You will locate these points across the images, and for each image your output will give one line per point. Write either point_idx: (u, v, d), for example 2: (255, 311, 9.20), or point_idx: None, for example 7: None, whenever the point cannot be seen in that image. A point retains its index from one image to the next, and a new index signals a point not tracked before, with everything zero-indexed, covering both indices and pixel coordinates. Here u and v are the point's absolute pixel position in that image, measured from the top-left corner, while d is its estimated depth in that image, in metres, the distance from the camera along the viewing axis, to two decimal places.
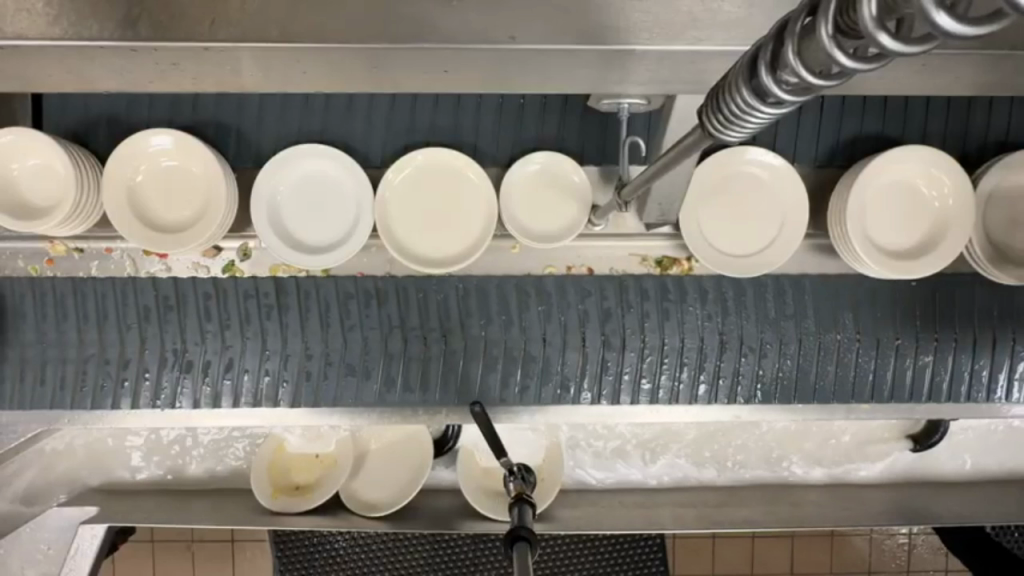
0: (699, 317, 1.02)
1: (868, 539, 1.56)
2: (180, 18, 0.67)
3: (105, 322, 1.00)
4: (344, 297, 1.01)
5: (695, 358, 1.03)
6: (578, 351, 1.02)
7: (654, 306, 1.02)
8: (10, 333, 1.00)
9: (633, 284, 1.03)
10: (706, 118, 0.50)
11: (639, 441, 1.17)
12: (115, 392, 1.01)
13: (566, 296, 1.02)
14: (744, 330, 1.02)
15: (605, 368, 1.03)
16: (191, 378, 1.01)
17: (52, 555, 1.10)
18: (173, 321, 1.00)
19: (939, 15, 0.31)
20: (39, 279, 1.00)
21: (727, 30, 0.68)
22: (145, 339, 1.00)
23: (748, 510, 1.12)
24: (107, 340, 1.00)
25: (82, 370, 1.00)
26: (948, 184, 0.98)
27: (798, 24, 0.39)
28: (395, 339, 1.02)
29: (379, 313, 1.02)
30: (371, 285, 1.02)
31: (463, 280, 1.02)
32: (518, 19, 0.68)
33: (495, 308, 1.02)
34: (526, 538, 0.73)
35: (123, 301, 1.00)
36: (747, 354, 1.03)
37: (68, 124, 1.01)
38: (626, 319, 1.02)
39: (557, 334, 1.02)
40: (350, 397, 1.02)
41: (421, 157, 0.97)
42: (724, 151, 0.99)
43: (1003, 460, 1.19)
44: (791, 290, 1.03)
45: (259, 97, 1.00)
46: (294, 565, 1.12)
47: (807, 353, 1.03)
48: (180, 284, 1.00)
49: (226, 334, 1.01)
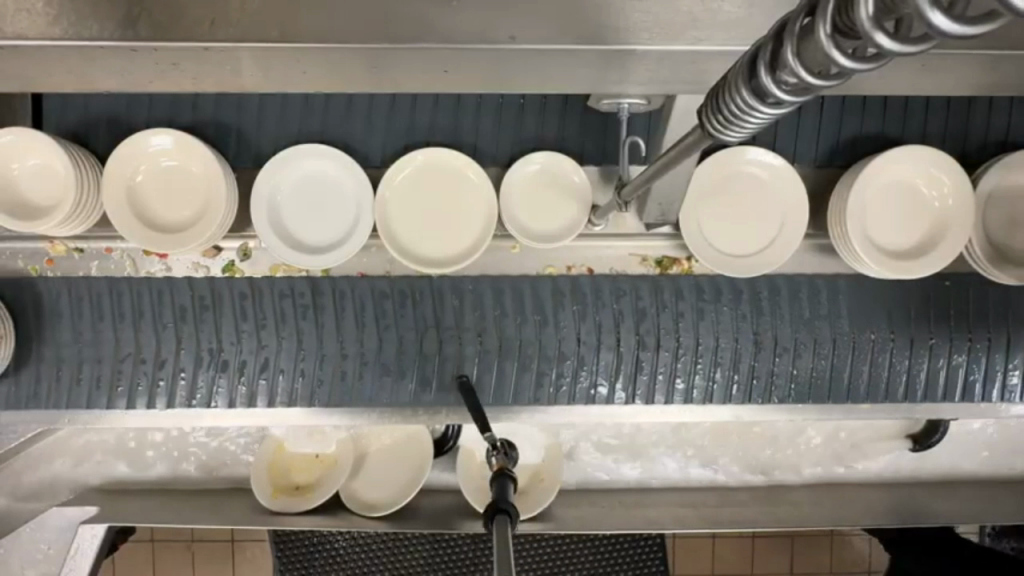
0: (734, 316, 1.03)
1: (868, 540, 1.57)
2: (181, 18, 0.67)
3: (142, 320, 1.01)
4: (379, 297, 1.02)
5: (730, 359, 1.03)
6: (613, 351, 1.02)
7: (689, 306, 1.03)
8: (46, 333, 1.01)
9: (667, 285, 1.03)
10: (706, 118, 0.50)
11: (639, 441, 1.17)
12: (152, 391, 1.02)
13: (601, 295, 1.03)
14: (778, 329, 1.03)
15: (639, 368, 1.03)
16: (226, 377, 1.02)
17: (52, 555, 1.11)
18: (209, 321, 1.01)
19: (935, 14, 0.31)
20: (75, 279, 1.01)
21: (727, 30, 0.68)
22: (182, 339, 1.01)
23: (748, 510, 1.12)
24: (143, 339, 1.01)
25: (119, 369, 1.01)
26: (948, 184, 0.98)
27: (798, 24, 0.39)
28: (430, 339, 1.02)
29: (415, 313, 1.02)
30: (407, 285, 1.02)
31: (498, 281, 1.02)
32: (517, 19, 0.68)
33: (530, 308, 1.02)
34: (506, 518, 0.69)
35: (159, 301, 1.01)
36: (781, 353, 1.03)
37: (68, 124, 1.01)
38: (660, 318, 1.03)
39: (592, 334, 1.02)
40: (388, 397, 1.02)
41: (421, 156, 0.97)
42: (724, 151, 0.99)
43: (1003, 460, 1.19)
44: (814, 290, 1.03)
45: (259, 96, 1.00)
46: (294, 565, 1.12)
47: (840, 352, 1.04)
48: (216, 283, 1.01)
49: (263, 334, 1.01)
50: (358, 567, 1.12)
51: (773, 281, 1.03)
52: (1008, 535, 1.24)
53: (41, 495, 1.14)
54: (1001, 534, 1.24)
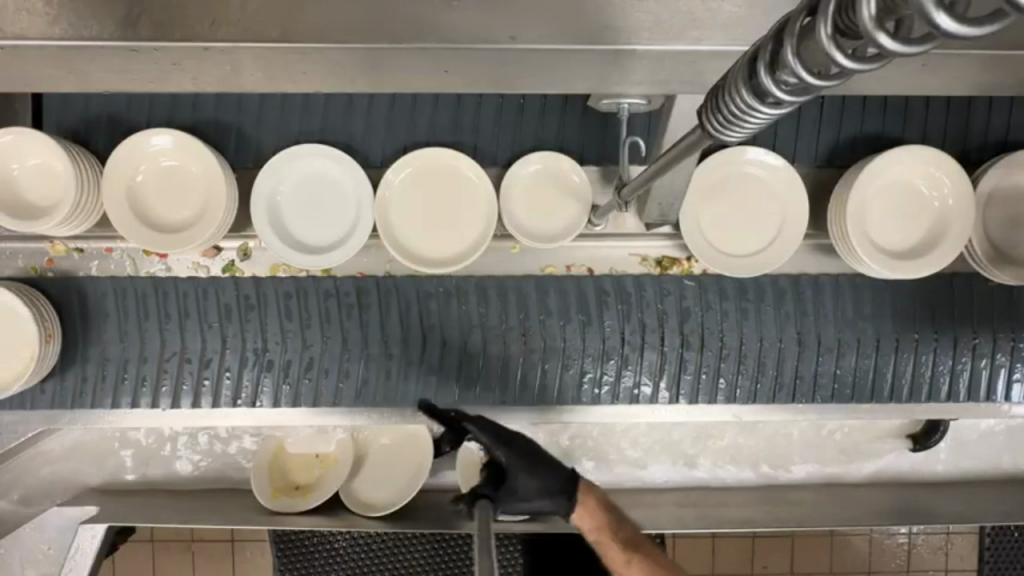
0: (778, 316, 1.02)
1: (868, 539, 1.57)
2: (182, 18, 0.67)
3: (188, 319, 1.00)
4: (424, 297, 1.01)
5: (774, 364, 1.03)
6: (657, 351, 1.02)
7: (734, 306, 1.02)
8: (93, 334, 1.00)
9: (712, 284, 1.02)
10: (706, 117, 0.50)
11: (640, 443, 1.17)
12: (196, 391, 1.01)
13: (644, 295, 1.02)
14: (822, 329, 1.03)
15: (683, 368, 1.02)
16: (271, 377, 1.01)
17: (52, 555, 1.12)
18: (254, 321, 1.00)
19: (939, 14, 0.31)
20: (121, 279, 1.01)
21: (727, 30, 0.68)
22: (227, 338, 1.00)
23: (747, 509, 1.12)
24: (189, 339, 1.00)
25: (164, 367, 1.00)
26: (948, 184, 0.98)
27: (798, 24, 0.39)
28: (475, 339, 1.01)
29: (459, 311, 1.01)
30: (452, 285, 1.02)
31: (544, 281, 1.02)
32: (518, 19, 0.68)
33: (574, 308, 1.02)
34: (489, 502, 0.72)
35: (204, 300, 1.00)
36: (825, 354, 1.03)
37: (68, 124, 1.01)
38: (705, 318, 1.02)
39: (636, 334, 1.02)
40: (433, 397, 1.02)
41: (422, 156, 0.97)
42: (724, 151, 0.99)
43: (1003, 460, 1.19)
44: (817, 290, 1.03)
45: (258, 96, 1.00)
46: (295, 565, 1.13)
47: (883, 353, 1.03)
48: (261, 283, 1.00)
49: (308, 333, 1.01)
50: (357, 566, 1.13)
51: (817, 281, 1.03)
52: (1008, 535, 1.24)
53: (51, 493, 1.14)
54: (1002, 534, 1.24)
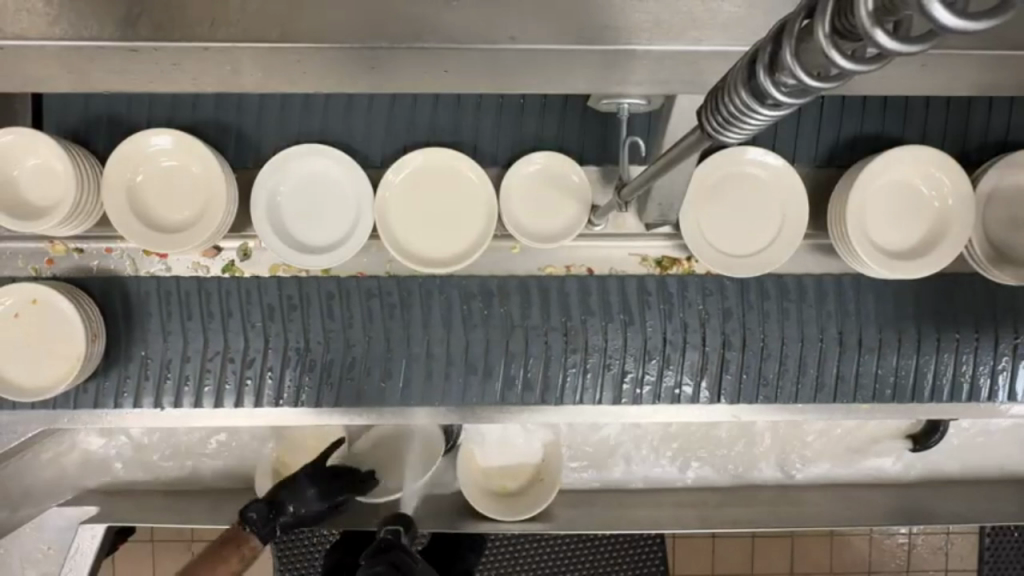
0: (821, 315, 1.02)
1: (868, 539, 1.57)
2: (183, 18, 0.67)
3: (231, 319, 1.00)
4: (466, 296, 1.01)
5: (816, 365, 1.03)
6: (698, 350, 1.02)
7: (775, 306, 1.02)
8: (137, 333, 1.00)
9: (756, 285, 1.02)
10: (706, 118, 0.50)
11: (641, 445, 1.17)
12: (239, 390, 1.01)
13: (687, 294, 1.02)
14: (864, 329, 1.03)
15: (725, 368, 1.02)
16: (313, 377, 1.01)
17: (52, 555, 1.12)
18: (297, 321, 1.00)
19: (940, 9, 0.31)
20: (163, 279, 1.00)
21: (727, 30, 0.68)
22: (269, 338, 1.00)
23: (748, 509, 1.13)
24: (232, 339, 1.00)
25: (207, 366, 1.00)
26: (948, 184, 0.98)
27: (797, 26, 0.39)
28: (517, 338, 1.01)
29: (502, 312, 1.01)
30: (494, 285, 1.02)
31: (586, 281, 1.02)
32: (517, 19, 0.68)
33: (616, 308, 1.02)
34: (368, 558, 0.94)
35: (247, 301, 1.00)
36: (867, 354, 1.03)
37: (68, 124, 1.01)
38: (747, 318, 1.02)
39: (679, 334, 1.01)
40: (476, 398, 1.01)
41: (420, 158, 0.97)
42: (724, 151, 0.99)
43: (1003, 460, 1.19)
44: (822, 291, 1.03)
45: (259, 96, 1.00)
46: (292, 565, 1.15)
47: (925, 352, 1.03)
48: (304, 284, 1.01)
49: (351, 333, 1.01)
50: None
51: (848, 281, 1.03)
52: (1008, 535, 1.24)
53: (54, 492, 1.14)
54: (1001, 535, 1.24)
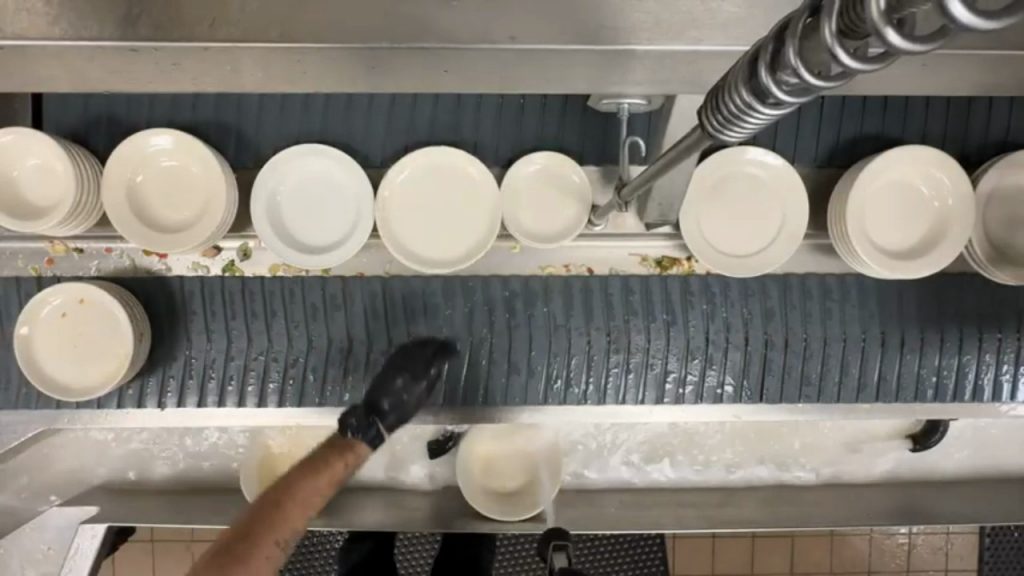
0: (863, 315, 1.02)
1: (868, 539, 1.57)
2: (182, 17, 0.67)
3: (274, 319, 1.00)
4: (509, 296, 1.01)
5: (857, 366, 1.03)
6: (740, 350, 1.02)
7: (817, 305, 1.02)
8: (181, 333, 1.00)
9: (797, 283, 1.03)
10: (706, 117, 0.50)
11: (643, 447, 1.17)
12: (282, 390, 1.01)
13: (729, 294, 1.02)
14: (906, 329, 1.02)
15: (768, 368, 1.02)
16: (355, 376, 1.01)
17: (52, 554, 1.12)
18: (340, 320, 1.01)
19: (956, 6, 0.31)
20: (208, 279, 1.01)
21: (726, 30, 0.68)
22: (313, 338, 1.01)
23: (748, 509, 1.13)
24: (275, 338, 1.00)
25: (251, 365, 1.01)
26: (948, 184, 0.98)
27: (801, 24, 0.39)
28: (560, 338, 1.01)
29: (544, 311, 1.01)
30: (537, 284, 1.02)
31: (628, 280, 1.02)
32: (518, 19, 0.68)
33: (658, 308, 1.02)
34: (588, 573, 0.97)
35: (290, 299, 1.00)
36: (909, 353, 1.03)
37: (67, 125, 1.01)
38: (789, 318, 1.02)
39: (721, 333, 1.01)
40: (519, 397, 1.02)
41: (420, 157, 0.97)
42: (724, 150, 0.99)
43: (1005, 460, 1.19)
44: (825, 292, 1.03)
45: (259, 96, 1.00)
46: (293, 564, 1.16)
47: (966, 351, 1.03)
48: (347, 282, 1.01)
49: (394, 332, 1.01)
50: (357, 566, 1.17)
51: (850, 282, 1.03)
52: (1008, 535, 1.24)
53: (56, 492, 1.14)
54: (1001, 535, 1.24)
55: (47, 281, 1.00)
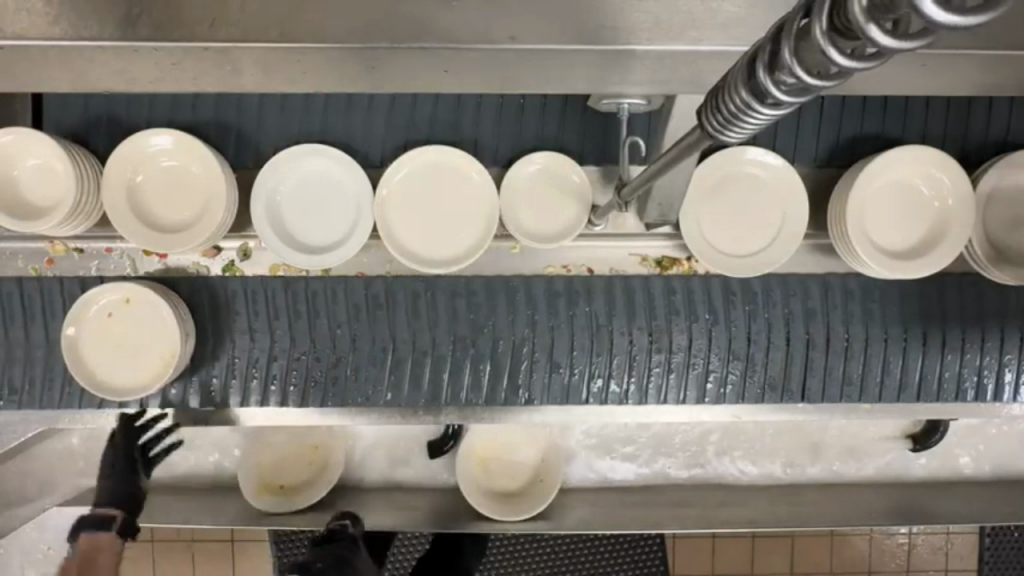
0: (903, 314, 1.02)
1: (868, 539, 1.57)
2: (183, 17, 0.67)
3: (316, 318, 1.00)
4: (552, 296, 1.01)
5: (899, 366, 1.03)
6: (782, 350, 1.02)
7: (859, 306, 1.02)
8: (225, 334, 1.00)
9: (837, 284, 1.03)
10: (706, 118, 0.50)
11: (643, 446, 1.17)
12: (324, 390, 1.01)
13: (771, 295, 1.02)
14: (948, 329, 1.02)
15: (809, 369, 1.02)
16: (398, 375, 1.01)
17: None
18: (383, 320, 1.00)
19: (931, 5, 0.31)
20: (251, 281, 1.00)
21: (727, 30, 0.68)
22: (356, 338, 1.00)
23: (749, 509, 1.13)
24: (318, 338, 1.00)
25: (294, 365, 1.00)
26: (947, 184, 0.98)
27: (796, 25, 0.39)
28: (603, 337, 1.01)
29: (586, 311, 1.01)
30: (579, 283, 1.01)
31: (670, 280, 1.02)
32: (517, 19, 0.68)
33: (701, 308, 1.01)
34: None
35: (333, 299, 1.00)
36: (950, 353, 1.03)
37: (66, 124, 1.01)
38: (831, 318, 1.02)
39: (763, 333, 1.01)
40: (560, 397, 1.02)
41: (419, 156, 0.97)
42: (724, 150, 0.99)
43: (1006, 460, 1.19)
44: (829, 292, 1.02)
45: (259, 96, 1.00)
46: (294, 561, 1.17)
47: (1007, 351, 1.03)
48: (389, 283, 1.01)
49: (438, 332, 1.00)
50: None
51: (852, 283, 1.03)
52: (1008, 535, 1.24)
53: (55, 493, 1.14)
54: (1001, 534, 1.24)
55: (89, 281, 0.99)
